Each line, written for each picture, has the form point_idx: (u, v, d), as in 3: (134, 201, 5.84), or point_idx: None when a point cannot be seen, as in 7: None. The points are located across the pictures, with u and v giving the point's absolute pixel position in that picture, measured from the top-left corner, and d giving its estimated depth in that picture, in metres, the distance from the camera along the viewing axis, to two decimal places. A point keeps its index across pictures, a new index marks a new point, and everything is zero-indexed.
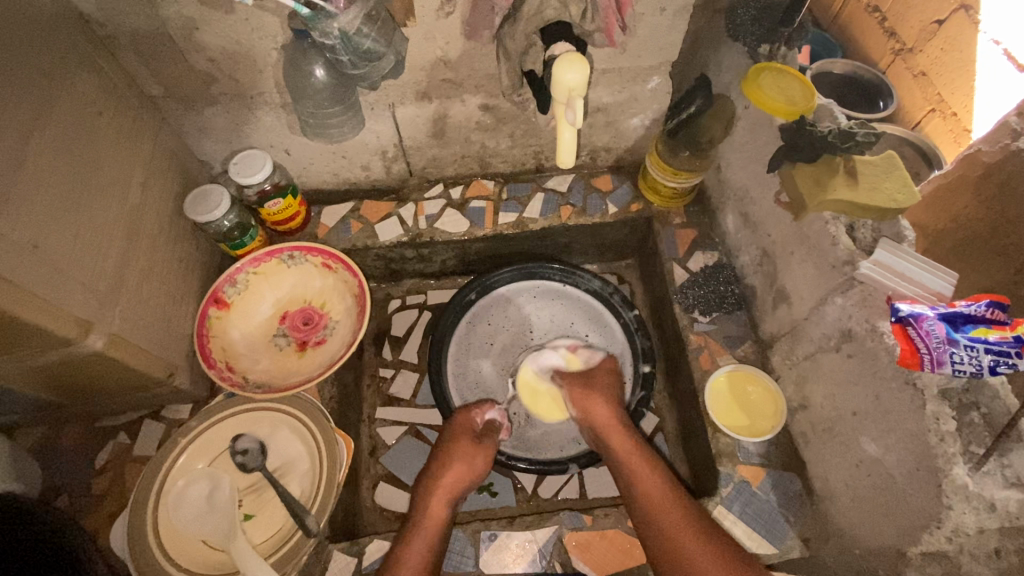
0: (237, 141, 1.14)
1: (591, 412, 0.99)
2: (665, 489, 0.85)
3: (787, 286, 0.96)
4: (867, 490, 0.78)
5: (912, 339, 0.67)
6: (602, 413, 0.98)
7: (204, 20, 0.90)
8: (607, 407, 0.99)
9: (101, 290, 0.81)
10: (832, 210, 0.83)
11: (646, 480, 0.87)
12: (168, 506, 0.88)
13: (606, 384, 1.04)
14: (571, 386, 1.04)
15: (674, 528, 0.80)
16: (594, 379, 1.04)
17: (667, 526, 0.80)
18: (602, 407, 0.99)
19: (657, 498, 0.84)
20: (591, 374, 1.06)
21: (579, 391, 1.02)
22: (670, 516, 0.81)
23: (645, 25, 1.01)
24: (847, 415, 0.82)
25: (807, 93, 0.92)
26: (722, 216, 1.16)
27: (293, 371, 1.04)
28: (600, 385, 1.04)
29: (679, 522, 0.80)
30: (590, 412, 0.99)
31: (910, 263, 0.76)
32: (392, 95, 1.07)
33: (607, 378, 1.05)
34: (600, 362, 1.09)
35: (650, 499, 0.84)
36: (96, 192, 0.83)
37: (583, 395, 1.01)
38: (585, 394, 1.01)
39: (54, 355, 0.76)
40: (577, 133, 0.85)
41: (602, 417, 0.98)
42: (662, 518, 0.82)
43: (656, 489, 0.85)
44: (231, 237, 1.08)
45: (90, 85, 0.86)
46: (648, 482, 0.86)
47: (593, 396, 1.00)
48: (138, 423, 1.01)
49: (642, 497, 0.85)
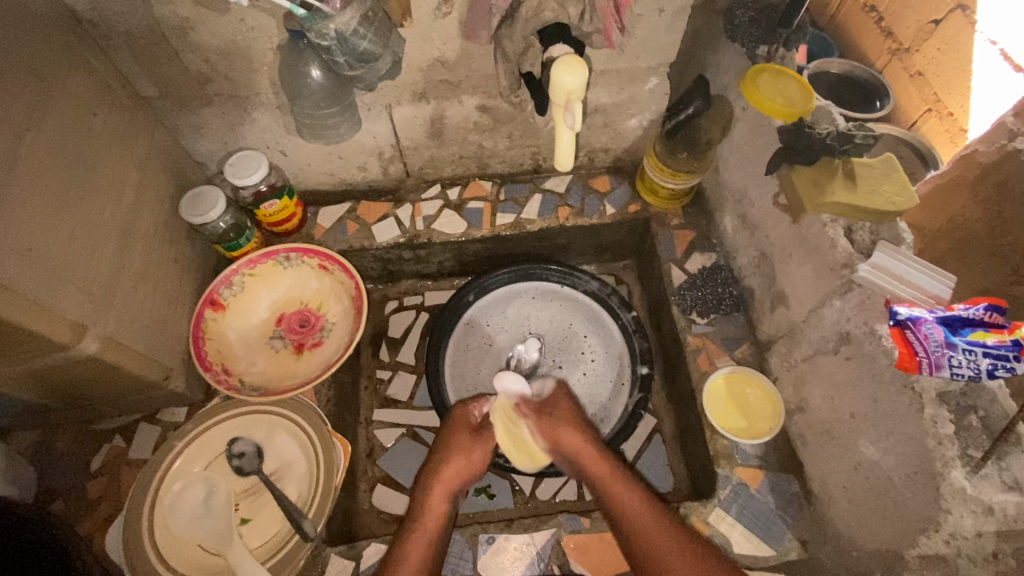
0: (233, 141, 1.13)
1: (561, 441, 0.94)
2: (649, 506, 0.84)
3: (785, 287, 0.96)
4: (864, 493, 0.79)
5: (911, 342, 0.67)
6: (573, 442, 0.94)
7: (198, 20, 0.89)
8: (578, 434, 0.94)
9: (96, 293, 0.81)
10: (831, 212, 0.83)
11: (627, 501, 0.85)
12: (164, 511, 0.87)
13: (568, 409, 1.00)
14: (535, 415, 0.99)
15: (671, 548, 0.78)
16: (557, 406, 1.00)
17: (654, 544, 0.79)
18: (573, 434, 0.94)
19: (642, 525, 0.81)
20: (552, 400, 1.02)
21: (545, 423, 0.97)
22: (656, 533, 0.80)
23: (643, 26, 1.00)
24: (845, 417, 0.82)
25: (806, 94, 0.92)
26: (720, 217, 1.16)
27: (290, 373, 1.04)
28: (566, 411, 0.99)
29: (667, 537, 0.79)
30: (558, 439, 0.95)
31: (909, 265, 0.75)
32: (389, 95, 1.06)
33: (568, 402, 1.01)
34: (554, 391, 1.05)
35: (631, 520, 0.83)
36: (91, 194, 0.82)
37: (551, 426, 0.96)
38: (550, 424, 0.97)
39: (48, 359, 0.76)
40: (576, 136, 0.85)
41: (575, 442, 0.94)
42: (645, 537, 0.80)
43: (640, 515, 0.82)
44: (227, 238, 1.07)
45: (84, 86, 0.85)
46: (628, 503, 0.84)
47: (560, 428, 0.96)
48: (133, 426, 1.01)
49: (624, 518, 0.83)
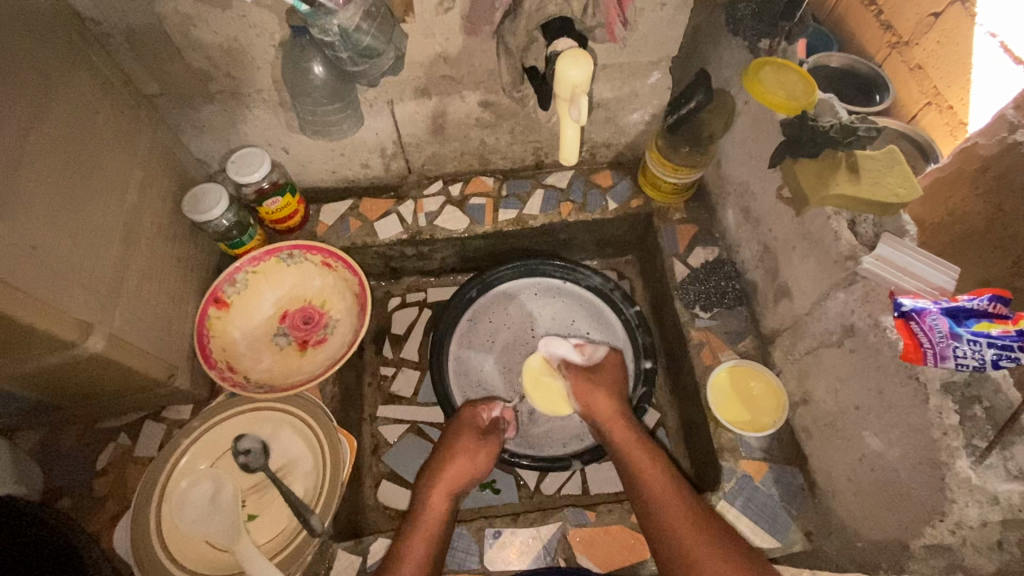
0: (234, 139, 1.13)
1: (595, 405, 1.00)
2: (666, 483, 0.86)
3: (789, 281, 0.96)
4: (868, 484, 0.79)
5: (915, 334, 0.67)
6: (604, 406, 1.00)
7: (199, 16, 0.89)
8: (609, 401, 1.00)
9: (101, 292, 0.81)
10: (835, 205, 0.83)
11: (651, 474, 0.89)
12: (171, 507, 0.88)
13: (611, 379, 1.05)
14: (577, 379, 1.05)
15: (684, 525, 0.80)
16: (600, 373, 1.05)
17: (665, 518, 0.82)
18: (606, 399, 1.00)
19: (662, 499, 0.84)
20: (598, 368, 1.06)
21: (584, 385, 1.03)
22: (669, 507, 0.83)
23: (645, 20, 1.01)
24: (850, 409, 0.82)
25: (808, 89, 0.91)
26: (722, 211, 1.16)
27: (295, 370, 1.04)
28: (606, 379, 1.05)
29: (677, 517, 0.82)
30: (593, 402, 1.01)
31: (910, 255, 0.75)
32: (391, 91, 1.06)
33: (614, 373, 1.06)
34: (607, 357, 1.08)
35: (649, 488, 0.87)
36: (95, 193, 0.82)
37: (589, 389, 1.02)
38: (589, 386, 1.03)
39: (54, 357, 0.76)
40: (580, 129, 0.85)
41: (604, 410, 0.99)
42: (659, 505, 0.84)
43: (659, 487, 0.86)
44: (229, 236, 1.07)
45: (87, 83, 0.85)
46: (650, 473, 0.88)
47: (597, 392, 1.01)
48: (138, 424, 1.00)
49: (644, 485, 0.88)
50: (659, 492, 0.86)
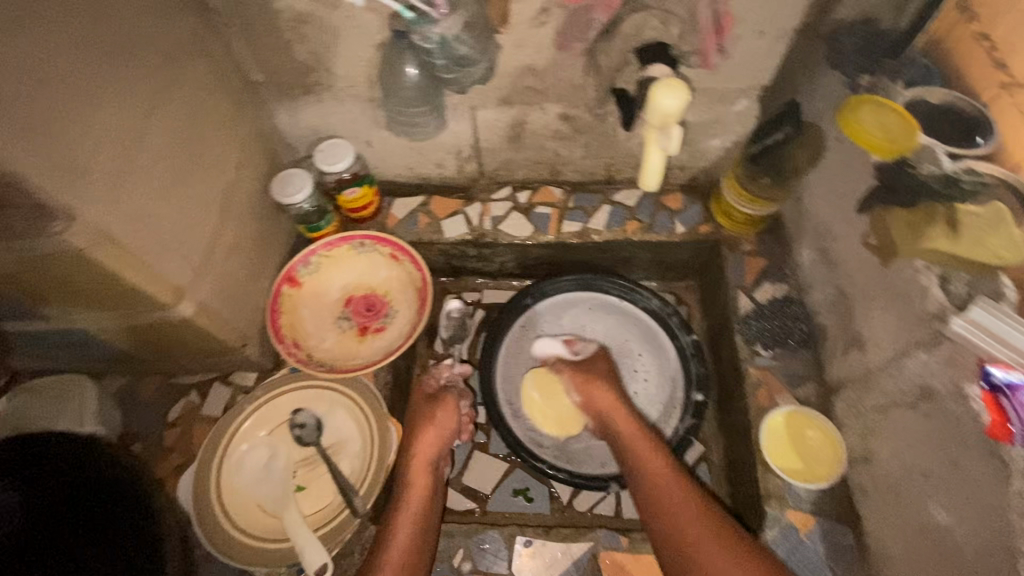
0: (324, 128, 1.19)
1: (592, 396, 1.07)
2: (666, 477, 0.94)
3: (864, 331, 0.91)
4: (930, 558, 0.75)
5: (1004, 409, 0.64)
6: (601, 396, 1.07)
7: (312, 14, 0.95)
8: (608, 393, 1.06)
9: (196, 261, 0.88)
10: (927, 258, 0.79)
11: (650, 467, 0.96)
12: (230, 467, 0.96)
13: (604, 372, 1.11)
14: (572, 373, 1.12)
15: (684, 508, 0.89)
16: (594, 368, 1.11)
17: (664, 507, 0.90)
18: (603, 393, 1.07)
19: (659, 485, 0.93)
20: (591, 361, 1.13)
21: (579, 378, 1.10)
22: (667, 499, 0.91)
23: (740, 47, 0.98)
24: (917, 476, 0.78)
25: (908, 125, 0.82)
26: (798, 249, 1.12)
27: (354, 353, 1.09)
28: (599, 371, 1.11)
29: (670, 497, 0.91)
30: (590, 393, 1.08)
31: (1011, 323, 0.64)
32: (475, 97, 1.09)
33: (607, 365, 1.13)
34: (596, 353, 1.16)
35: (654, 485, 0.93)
36: (201, 170, 0.90)
37: (584, 383, 1.09)
38: (585, 381, 1.09)
39: (149, 313, 0.84)
40: (666, 159, 0.90)
41: (606, 401, 1.06)
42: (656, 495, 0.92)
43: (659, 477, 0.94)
44: (308, 220, 1.14)
45: (205, 70, 0.93)
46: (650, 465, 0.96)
47: (592, 388, 1.08)
48: (208, 383, 1.07)
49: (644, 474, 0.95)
50: (659, 481, 0.93)
